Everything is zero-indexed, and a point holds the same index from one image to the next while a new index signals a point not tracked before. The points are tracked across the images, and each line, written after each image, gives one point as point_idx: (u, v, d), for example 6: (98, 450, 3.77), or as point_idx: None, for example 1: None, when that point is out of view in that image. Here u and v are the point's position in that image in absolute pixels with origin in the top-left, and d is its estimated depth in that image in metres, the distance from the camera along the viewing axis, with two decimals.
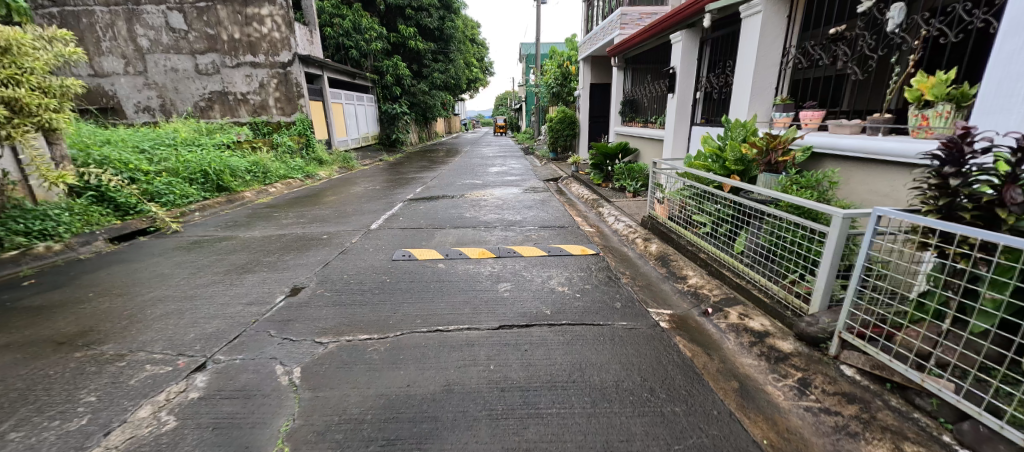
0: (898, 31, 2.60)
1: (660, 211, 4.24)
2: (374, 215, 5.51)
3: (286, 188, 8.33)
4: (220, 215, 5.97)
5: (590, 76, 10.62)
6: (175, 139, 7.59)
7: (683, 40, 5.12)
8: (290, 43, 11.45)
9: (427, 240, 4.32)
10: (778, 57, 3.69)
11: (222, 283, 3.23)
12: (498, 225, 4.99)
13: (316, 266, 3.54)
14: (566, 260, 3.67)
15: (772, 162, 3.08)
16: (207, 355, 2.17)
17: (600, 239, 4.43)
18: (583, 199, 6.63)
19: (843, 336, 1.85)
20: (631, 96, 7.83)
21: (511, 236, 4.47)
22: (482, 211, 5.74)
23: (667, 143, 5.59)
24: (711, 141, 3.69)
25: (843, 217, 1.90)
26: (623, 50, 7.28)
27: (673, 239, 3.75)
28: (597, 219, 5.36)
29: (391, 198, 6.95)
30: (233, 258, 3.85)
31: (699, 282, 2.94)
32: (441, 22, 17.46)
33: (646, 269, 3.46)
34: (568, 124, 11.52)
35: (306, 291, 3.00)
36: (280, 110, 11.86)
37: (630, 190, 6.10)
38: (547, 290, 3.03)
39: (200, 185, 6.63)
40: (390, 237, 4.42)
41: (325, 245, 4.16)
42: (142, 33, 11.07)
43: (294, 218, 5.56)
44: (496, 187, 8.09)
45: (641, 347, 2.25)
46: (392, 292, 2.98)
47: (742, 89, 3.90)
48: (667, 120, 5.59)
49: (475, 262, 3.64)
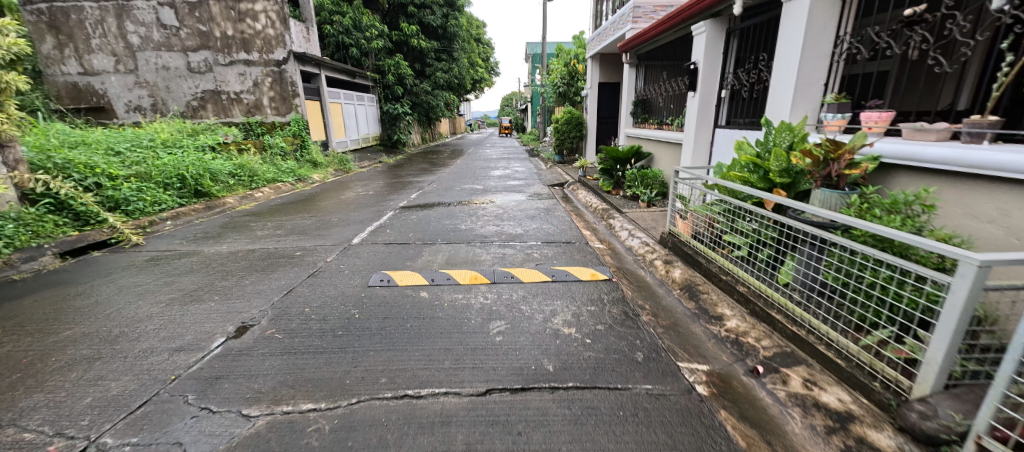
0: (1008, 8, 2.01)
1: (683, 228, 3.64)
2: (360, 226, 4.97)
3: (274, 193, 7.82)
4: (193, 224, 5.46)
5: (599, 75, 10.03)
6: (155, 141, 7.08)
7: (707, 30, 4.54)
8: (284, 40, 10.97)
9: (413, 259, 3.75)
10: (828, 47, 3.12)
11: (158, 318, 2.68)
12: (496, 239, 4.42)
13: (276, 294, 2.97)
14: (573, 289, 3.09)
15: (829, 175, 2.44)
16: (92, 436, 1.64)
17: (612, 259, 3.84)
18: (592, 208, 6.04)
19: (984, 442, 1.28)
20: (643, 95, 7.24)
21: (509, 255, 3.89)
22: (479, 222, 5.16)
23: (686, 147, 4.99)
24: (748, 148, 3.10)
25: (982, 266, 1.31)
26: (635, 45, 6.69)
27: (700, 263, 3.15)
28: (608, 232, 4.78)
29: (383, 205, 6.40)
30: (187, 281, 3.31)
31: (740, 326, 2.35)
32: (445, 20, 16.94)
33: (669, 302, 2.87)
34: (574, 125, 10.82)
35: (254, 332, 2.44)
36: (275, 110, 11.40)
37: (644, 199, 5.51)
38: (549, 332, 2.44)
39: (176, 190, 6.13)
40: (371, 255, 3.86)
41: (296, 265, 3.61)
42: (132, 30, 10.59)
43: (272, 228, 5.03)
44: (497, 193, 7.51)
45: (675, 430, 1.66)
46: (358, 333, 2.41)
47: (783, 85, 3.32)
48: (687, 122, 5.00)
49: (465, 290, 3.06)
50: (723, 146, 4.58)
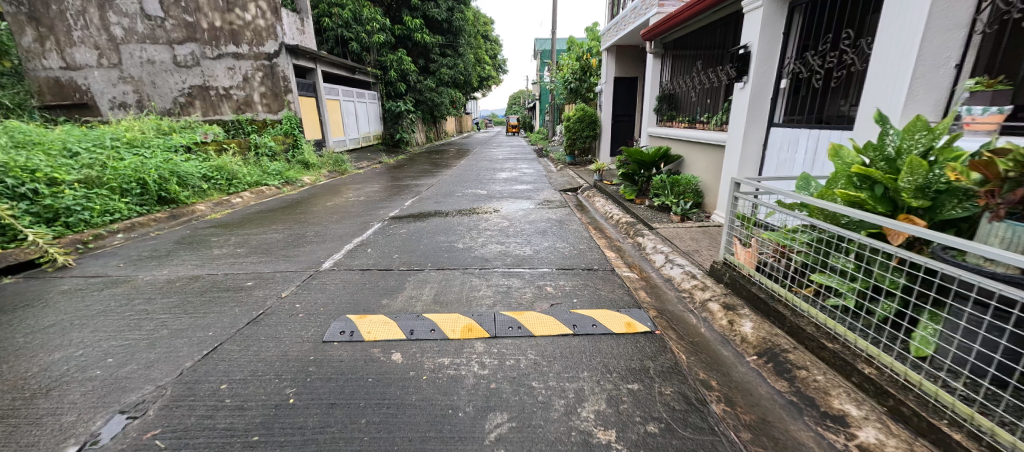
0: None
1: (744, 259, 2.75)
2: (338, 244, 4.15)
3: (255, 198, 7.05)
4: (148, 238, 4.70)
5: (615, 69, 9.16)
6: (119, 141, 6.29)
7: (764, 5, 3.64)
8: (276, 31, 10.42)
9: (391, 294, 2.92)
10: (968, 14, 2.23)
11: (7, 400, 1.85)
12: (500, 264, 3.56)
13: (192, 357, 2.14)
14: (604, 349, 2.22)
15: (1020, 200, 1.54)
16: None
17: (649, 296, 2.99)
18: (612, 219, 5.18)
19: None
20: (670, 90, 6.34)
21: (515, 289, 3.03)
22: (479, 239, 4.29)
23: (733, 150, 4.11)
24: (848, 155, 2.25)
25: None
26: (664, 31, 5.81)
27: (778, 311, 2.27)
28: (637, 253, 3.94)
29: (371, 216, 5.56)
30: (87, 332, 2.46)
31: (883, 443, 1.49)
32: (450, 13, 16.10)
33: (744, 376, 2.00)
34: (588, 124, 10.04)
35: (128, 434, 1.62)
36: (267, 108, 10.75)
37: (676, 212, 4.66)
38: (575, 443, 1.58)
39: (136, 196, 5.36)
40: (340, 288, 3.04)
41: (238, 305, 2.77)
42: (115, 21, 9.68)
43: (237, 245, 4.22)
44: (504, 200, 6.66)
45: None
46: (282, 441, 1.57)
47: (892, 69, 2.46)
48: (733, 119, 4.11)
49: (453, 351, 2.20)
50: (782, 149, 3.71)
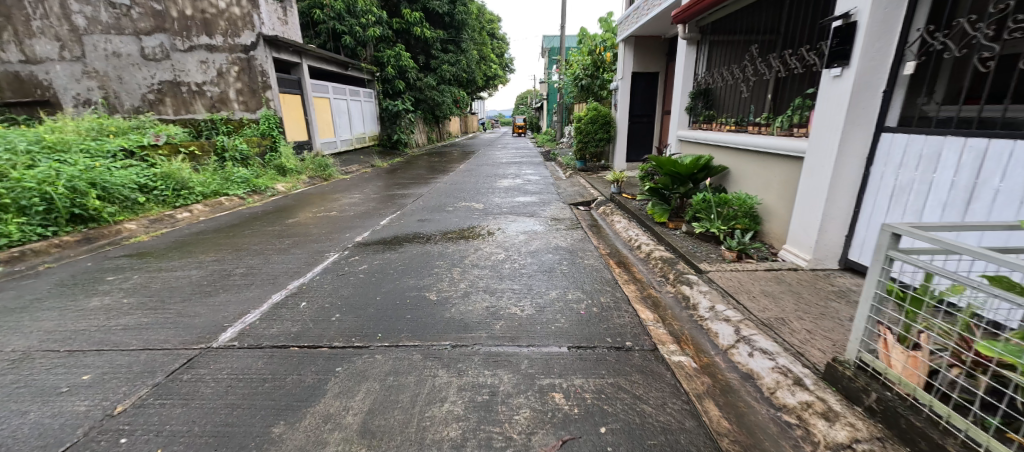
0: None
1: (904, 369, 1.51)
2: (267, 292, 3.00)
3: (209, 212, 5.96)
4: (31, 274, 3.59)
5: (633, 63, 7.95)
6: (38, 145, 5.18)
7: None
8: (252, 20, 9.18)
9: (295, 408, 1.78)
10: None
11: None
12: (485, 335, 2.38)
13: None
14: None
15: None
16: None
17: (725, 416, 1.78)
18: (640, 251, 3.97)
19: None
20: (706, 84, 5.13)
21: (503, 399, 1.85)
22: (462, 285, 3.12)
23: (823, 165, 2.87)
24: None
25: None
26: (700, 11, 4.58)
27: None
28: (682, 313, 2.75)
29: (335, 240, 4.42)
30: None
31: None
32: (452, 7, 15.02)
33: None
34: (601, 125, 8.85)
35: None
36: (244, 105, 9.58)
37: (727, 246, 3.46)
38: None
39: (37, 216, 4.26)
40: (222, 392, 1.88)
41: (26, 436, 1.62)
42: (76, 9, 8.47)
43: (135, 290, 3.09)
44: (504, 217, 5.48)
45: None
46: None
47: None
48: (823, 121, 2.87)
49: None
50: (908, 166, 2.48)
